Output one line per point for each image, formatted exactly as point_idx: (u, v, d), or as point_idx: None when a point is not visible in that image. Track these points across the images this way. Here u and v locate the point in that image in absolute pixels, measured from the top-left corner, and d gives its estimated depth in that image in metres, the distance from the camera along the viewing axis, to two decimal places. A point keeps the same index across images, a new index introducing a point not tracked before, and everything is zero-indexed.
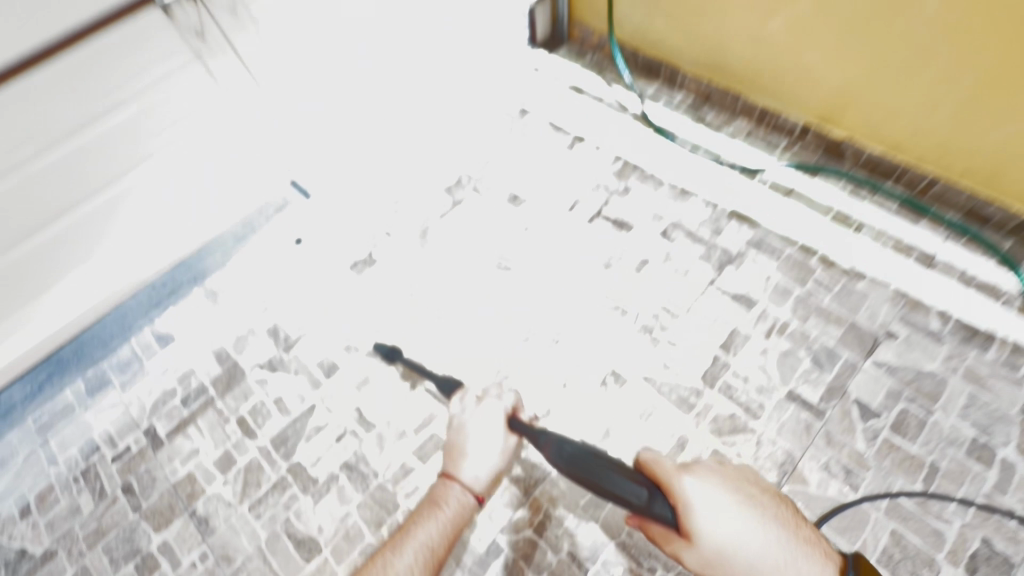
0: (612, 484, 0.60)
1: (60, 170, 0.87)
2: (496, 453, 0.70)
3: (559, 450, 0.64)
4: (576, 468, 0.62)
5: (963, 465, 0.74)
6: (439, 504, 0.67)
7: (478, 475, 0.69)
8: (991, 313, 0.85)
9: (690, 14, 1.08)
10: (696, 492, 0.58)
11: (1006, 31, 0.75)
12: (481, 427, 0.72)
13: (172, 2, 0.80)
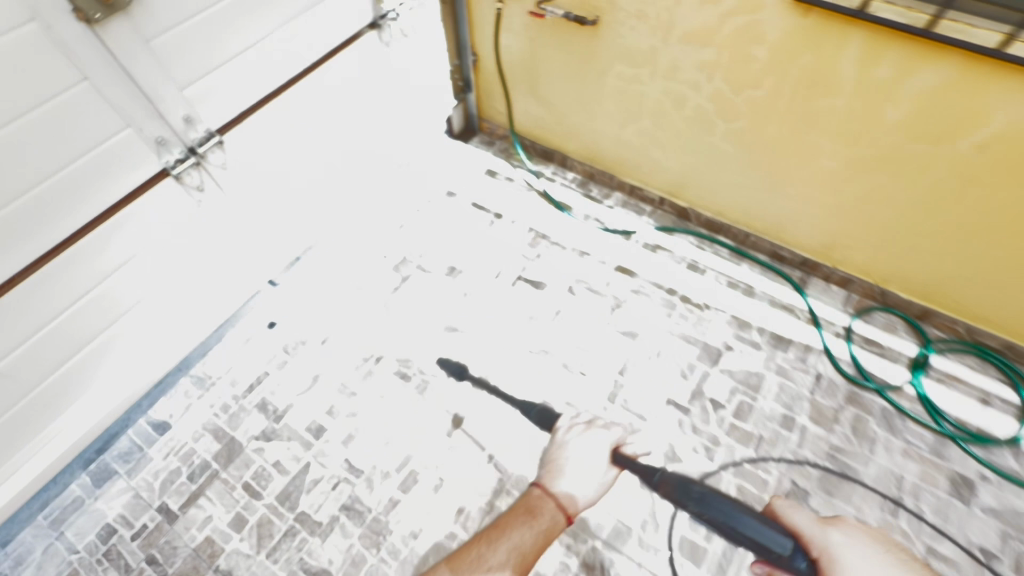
0: (748, 529, 0.73)
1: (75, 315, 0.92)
2: (591, 482, 0.94)
3: (685, 490, 0.79)
4: (708, 508, 0.77)
5: (779, 432, 1.10)
6: (535, 512, 0.89)
7: (572, 498, 0.92)
8: (790, 324, 1.24)
9: (569, 121, 1.42)
10: (840, 548, 0.71)
11: (762, 151, 1.13)
12: (582, 456, 0.96)
13: (183, 171, 0.95)
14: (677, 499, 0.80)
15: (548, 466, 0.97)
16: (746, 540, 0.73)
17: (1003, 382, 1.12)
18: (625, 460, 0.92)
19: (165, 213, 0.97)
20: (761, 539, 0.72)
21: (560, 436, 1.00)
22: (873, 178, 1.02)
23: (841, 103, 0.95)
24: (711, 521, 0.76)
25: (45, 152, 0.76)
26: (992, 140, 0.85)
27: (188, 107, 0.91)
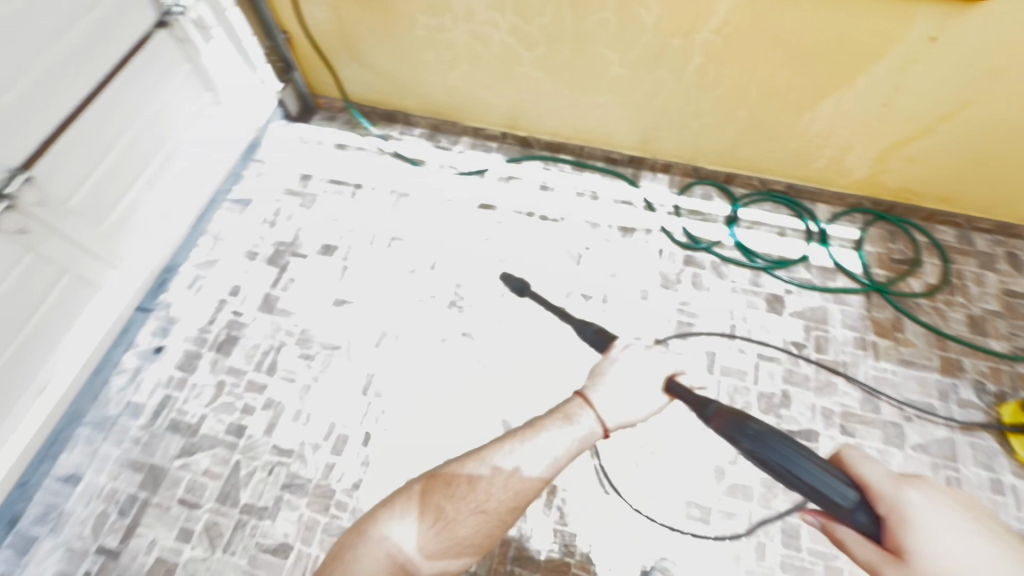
0: (804, 474, 0.61)
1: None
2: (639, 403, 0.86)
3: (738, 426, 0.68)
4: (763, 449, 0.65)
5: (639, 304, 1.31)
6: (571, 419, 0.85)
7: (613, 417, 0.86)
8: (633, 214, 1.44)
9: (399, 80, 1.46)
10: (922, 512, 0.57)
11: (569, 72, 1.27)
12: (632, 371, 0.89)
13: None
14: (730, 434, 0.68)
15: (594, 376, 0.91)
16: (799, 486, 0.62)
17: (792, 215, 1.41)
18: (683, 391, 0.81)
19: None
20: (817, 485, 0.61)
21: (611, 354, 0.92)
22: (655, 74, 1.21)
23: (610, 16, 1.10)
24: (768, 463, 0.65)
25: None
26: (722, 23, 1.05)
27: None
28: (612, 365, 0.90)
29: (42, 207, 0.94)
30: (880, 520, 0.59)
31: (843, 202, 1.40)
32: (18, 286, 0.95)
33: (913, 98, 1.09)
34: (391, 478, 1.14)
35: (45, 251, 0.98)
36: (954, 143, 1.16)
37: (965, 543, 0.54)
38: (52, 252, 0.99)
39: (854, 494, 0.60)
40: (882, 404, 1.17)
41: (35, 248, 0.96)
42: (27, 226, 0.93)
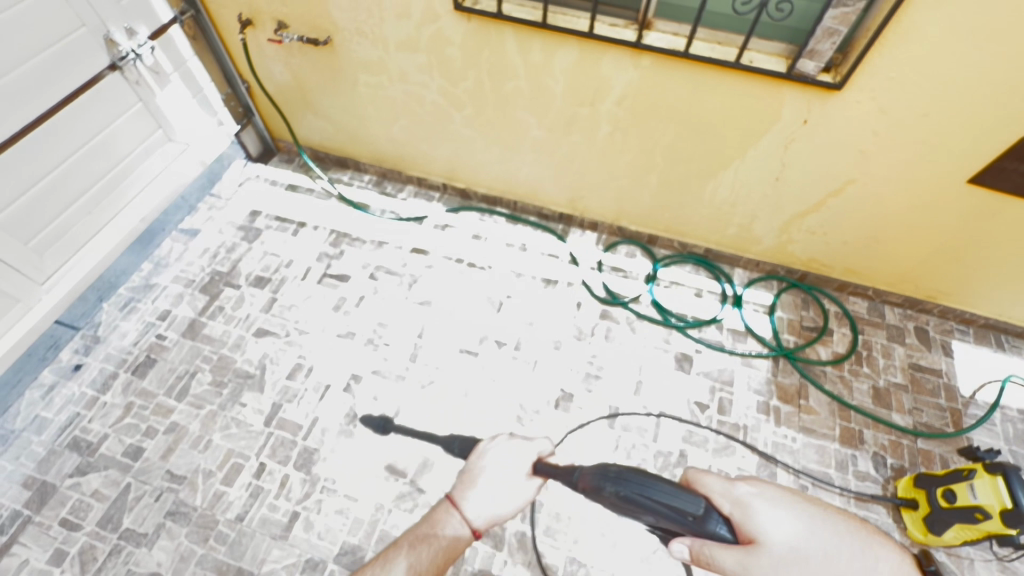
0: (660, 496, 0.67)
1: None
2: (508, 495, 0.77)
3: (602, 474, 0.72)
4: (625, 486, 0.69)
5: (551, 354, 1.33)
6: (435, 529, 0.73)
7: (482, 514, 0.74)
8: (557, 268, 1.49)
9: (348, 130, 1.56)
10: (753, 498, 0.66)
11: (494, 131, 1.36)
12: (501, 462, 0.79)
13: None
14: (595, 486, 0.71)
15: (462, 474, 0.80)
16: (657, 508, 0.67)
17: (710, 278, 1.46)
18: (547, 470, 0.78)
19: None
20: (670, 501, 0.66)
21: (478, 449, 0.82)
22: (570, 139, 1.30)
23: (523, 84, 1.20)
24: (630, 500, 0.68)
25: None
26: (621, 97, 1.14)
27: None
28: (482, 459, 0.80)
29: None
30: (729, 521, 0.65)
31: (759, 268, 1.45)
32: None
33: (801, 174, 1.16)
34: (276, 513, 1.12)
35: None
36: (847, 218, 1.22)
37: (788, 515, 0.64)
38: None
39: (703, 501, 0.66)
40: (779, 470, 1.16)
41: None
42: None
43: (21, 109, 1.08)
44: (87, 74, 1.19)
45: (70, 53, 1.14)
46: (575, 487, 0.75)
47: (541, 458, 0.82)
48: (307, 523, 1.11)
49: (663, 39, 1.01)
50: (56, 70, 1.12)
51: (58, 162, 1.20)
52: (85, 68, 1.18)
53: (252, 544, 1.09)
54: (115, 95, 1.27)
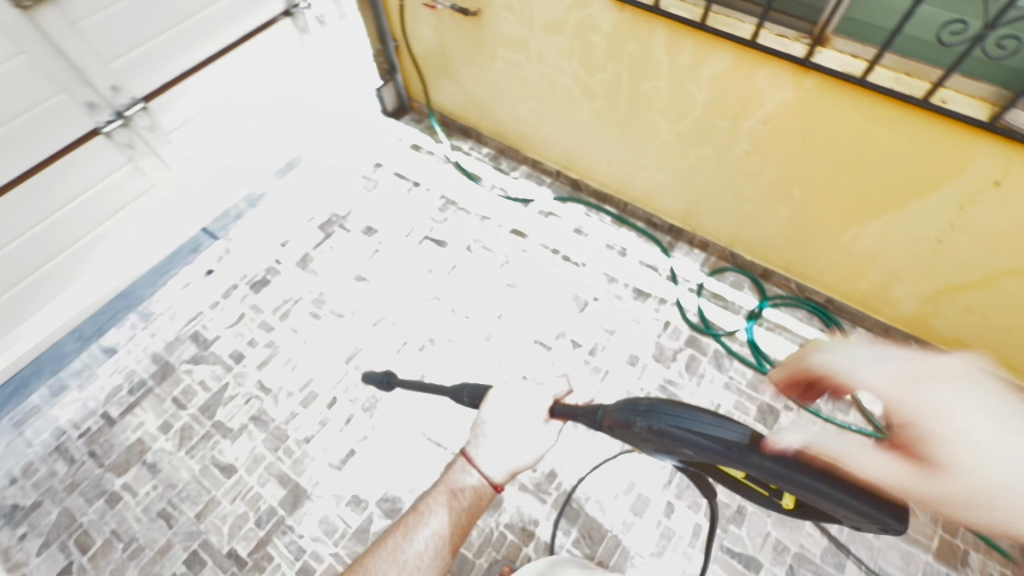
0: (699, 428, 0.56)
1: (34, 243, 1.21)
2: (527, 448, 0.71)
3: (630, 408, 0.62)
4: (658, 420, 0.59)
5: (625, 368, 1.29)
6: (453, 494, 0.70)
7: (500, 468, 0.71)
8: (653, 281, 1.41)
9: (478, 101, 1.59)
10: None
11: (621, 128, 1.31)
12: (511, 410, 0.71)
13: (111, 130, 1.21)
14: (622, 422, 0.61)
15: (476, 426, 0.73)
16: (696, 442, 0.56)
17: (823, 331, 1.30)
18: (566, 411, 0.70)
19: (97, 168, 1.23)
20: (711, 433, 0.56)
21: (487, 399, 0.73)
22: (699, 149, 1.20)
23: (663, 85, 1.13)
24: (664, 437, 0.58)
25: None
26: (770, 116, 1.03)
27: (113, 78, 1.16)
28: (491, 409, 0.72)
29: (151, 132, 1.30)
30: None
31: (886, 334, 1.27)
32: (115, 189, 1.30)
33: (971, 242, 0.97)
34: (337, 445, 1.22)
35: (143, 165, 1.32)
36: (1019, 305, 1.02)
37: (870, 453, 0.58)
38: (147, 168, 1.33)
39: (749, 431, 0.55)
40: (848, 563, 1.04)
41: (136, 162, 1.30)
42: (133, 143, 1.27)
43: (197, 48, 1.31)
44: (251, 28, 1.41)
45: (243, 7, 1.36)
46: (598, 428, 0.66)
47: (557, 399, 0.73)
48: (361, 461, 1.21)
49: (837, 60, 0.88)
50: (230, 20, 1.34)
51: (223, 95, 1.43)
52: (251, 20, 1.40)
53: (311, 465, 1.20)
54: (274, 43, 1.49)
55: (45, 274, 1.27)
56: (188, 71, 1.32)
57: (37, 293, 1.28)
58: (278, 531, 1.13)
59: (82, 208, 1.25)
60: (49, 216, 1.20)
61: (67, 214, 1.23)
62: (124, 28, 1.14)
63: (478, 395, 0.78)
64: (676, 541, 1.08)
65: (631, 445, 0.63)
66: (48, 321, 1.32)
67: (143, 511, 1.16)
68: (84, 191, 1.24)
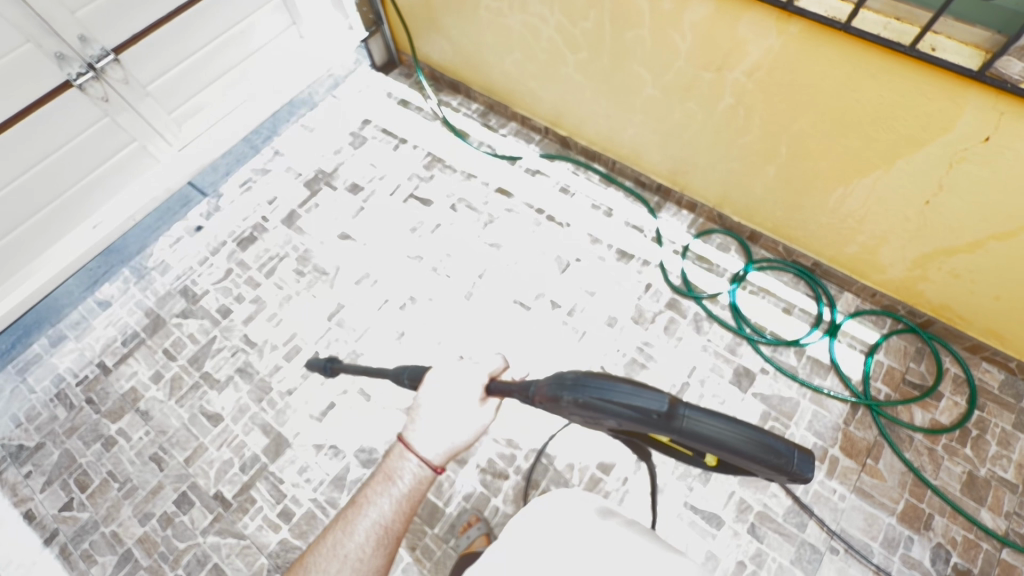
0: (619, 399, 0.58)
1: (18, 194, 1.26)
2: (460, 423, 0.74)
3: (558, 383, 0.63)
4: (583, 394, 0.60)
5: (603, 329, 1.28)
6: (393, 478, 0.72)
7: (437, 450, 0.73)
8: (638, 243, 1.39)
9: (465, 54, 1.53)
10: None
11: (606, 82, 1.25)
12: (445, 391, 0.75)
13: (84, 84, 1.23)
14: (551, 397, 0.63)
15: (411, 411, 0.76)
16: (621, 413, 0.58)
17: (808, 295, 1.28)
18: (500, 388, 0.74)
19: (71, 121, 1.26)
20: (631, 402, 0.57)
21: (423, 383, 0.78)
22: (685, 104, 1.15)
23: (645, 34, 1.07)
24: (589, 408, 0.60)
25: None
26: (755, 66, 0.97)
27: (80, 28, 1.18)
28: (425, 392, 0.76)
29: (125, 86, 1.32)
30: None
31: (873, 299, 1.24)
32: (93, 142, 1.33)
33: (960, 204, 0.93)
34: (318, 398, 1.26)
35: (120, 119, 1.35)
36: (1009, 269, 0.97)
37: None
38: (124, 121, 1.36)
39: (668, 397, 0.57)
40: (810, 523, 1.05)
41: (113, 116, 1.33)
42: (108, 96, 1.29)
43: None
44: None
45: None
46: (531, 402, 0.68)
47: (493, 377, 0.77)
48: (341, 412, 1.25)
49: (823, 4, 0.82)
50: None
51: (199, 47, 1.44)
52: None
53: (293, 416, 1.25)
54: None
55: (32, 224, 1.33)
56: (160, 21, 1.32)
57: (26, 241, 1.34)
58: (261, 476, 1.19)
59: (61, 160, 1.29)
60: (31, 168, 1.25)
61: (47, 166, 1.28)
62: None
63: (417, 376, 0.84)
64: (636, 496, 1.10)
65: (563, 417, 0.65)
66: (42, 272, 1.38)
67: (137, 454, 1.23)
68: (62, 145, 1.27)
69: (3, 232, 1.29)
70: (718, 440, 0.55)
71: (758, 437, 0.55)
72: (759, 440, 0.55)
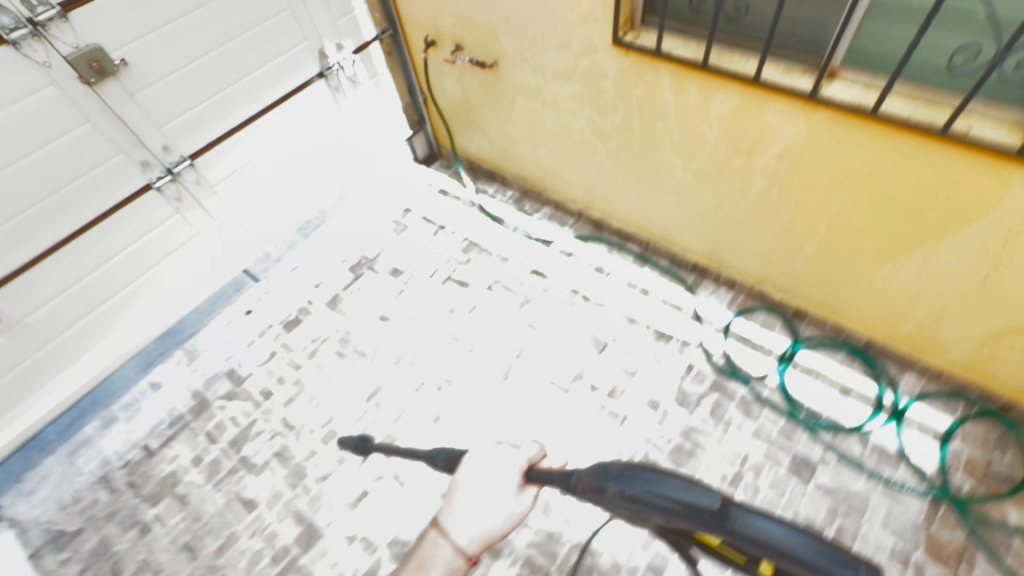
0: (666, 492, 0.52)
1: (92, 285, 1.31)
2: (494, 511, 0.70)
3: (604, 473, 0.59)
4: (629, 485, 0.55)
5: (643, 413, 1.23)
6: (426, 567, 0.68)
7: (471, 537, 0.70)
8: (676, 322, 1.36)
9: (502, 148, 1.64)
10: None
11: (637, 168, 1.31)
12: (481, 476, 0.72)
13: (161, 185, 1.32)
14: (595, 488, 0.59)
15: (448, 493, 0.73)
16: (668, 511, 0.51)
17: (865, 376, 1.20)
18: (540, 476, 0.70)
19: (147, 220, 1.34)
20: (676, 497, 0.51)
21: (461, 463, 0.75)
22: (716, 187, 1.18)
23: (673, 125, 1.12)
24: (637, 503, 0.54)
25: (59, 169, 1.13)
26: (784, 151, 1.00)
27: (164, 139, 1.28)
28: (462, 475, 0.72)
29: (197, 186, 1.40)
30: None
31: (939, 381, 1.16)
32: (165, 237, 1.40)
33: (1021, 280, 0.88)
34: (352, 484, 1.24)
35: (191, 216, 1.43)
36: None
37: None
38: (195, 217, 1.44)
39: (720, 495, 0.49)
40: None
41: (182, 213, 1.41)
42: (181, 196, 1.38)
43: (242, 107, 1.41)
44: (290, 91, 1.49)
45: (282, 62, 1.44)
46: (574, 492, 0.64)
47: (533, 463, 0.74)
48: (375, 502, 1.21)
49: (848, 91, 0.85)
50: (271, 74, 1.43)
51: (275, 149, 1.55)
52: (293, 77, 1.48)
53: (327, 504, 1.22)
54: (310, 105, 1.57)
55: (102, 312, 1.37)
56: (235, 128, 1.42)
57: (96, 330, 1.37)
58: (291, 569, 1.14)
59: (133, 253, 1.35)
60: (109, 261, 1.32)
61: (123, 258, 1.34)
62: (175, 94, 1.25)
63: (454, 459, 0.80)
64: None
65: (611, 512, 0.59)
66: (103, 355, 1.43)
67: (170, 542, 1.21)
68: (136, 238, 1.34)
69: (76, 320, 1.32)
70: (782, 552, 0.44)
71: (837, 556, 0.43)
72: (839, 559, 0.42)
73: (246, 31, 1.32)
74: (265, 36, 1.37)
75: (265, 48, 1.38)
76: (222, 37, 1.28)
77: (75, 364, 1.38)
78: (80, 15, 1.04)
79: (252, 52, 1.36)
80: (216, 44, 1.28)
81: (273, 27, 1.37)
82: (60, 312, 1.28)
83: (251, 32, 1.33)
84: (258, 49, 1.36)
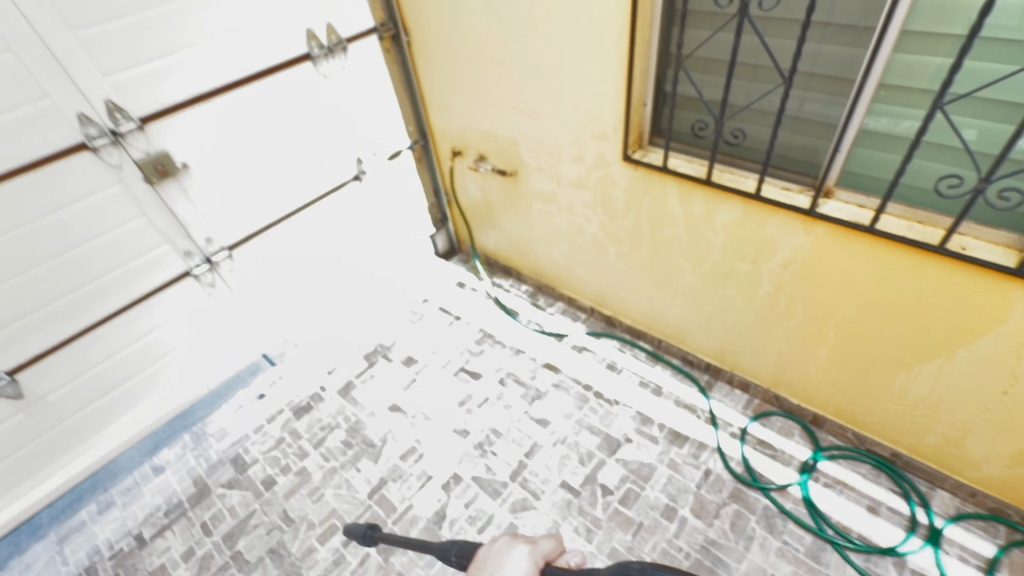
0: None
1: (114, 365, 1.34)
2: None
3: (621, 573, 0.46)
4: None
5: (659, 522, 1.17)
6: None
7: None
8: (690, 423, 1.33)
9: (519, 246, 1.74)
10: None
11: (648, 270, 1.36)
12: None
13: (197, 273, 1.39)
14: None
15: None
16: None
17: (893, 491, 1.14)
18: None
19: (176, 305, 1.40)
20: None
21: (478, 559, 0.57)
22: (725, 291, 1.22)
23: (681, 232, 1.19)
24: None
25: (101, 259, 1.22)
26: (788, 260, 1.04)
27: (208, 232, 1.37)
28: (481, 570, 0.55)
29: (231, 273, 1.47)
30: None
31: (975, 500, 1.09)
32: (191, 322, 1.45)
33: None
34: None
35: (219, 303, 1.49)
36: None
37: None
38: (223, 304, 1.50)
39: None
40: None
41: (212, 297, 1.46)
42: (215, 283, 1.45)
43: (285, 205, 1.52)
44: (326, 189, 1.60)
45: (326, 167, 1.56)
46: None
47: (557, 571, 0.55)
48: None
49: (843, 209, 0.91)
50: (315, 176, 1.55)
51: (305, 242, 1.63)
52: (334, 179, 1.60)
53: None
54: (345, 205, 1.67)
55: (118, 395, 1.38)
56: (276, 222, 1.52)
57: (112, 411, 1.39)
58: None
59: (159, 336, 1.40)
60: (134, 343, 1.36)
61: (148, 341, 1.38)
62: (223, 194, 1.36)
63: (467, 554, 0.70)
64: None
65: None
66: (112, 435, 1.42)
67: None
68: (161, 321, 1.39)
69: (89, 402, 1.33)
70: None
71: None
72: None
73: (297, 139, 1.46)
74: (314, 146, 1.51)
75: (312, 154, 1.51)
76: (275, 146, 1.42)
77: (88, 446, 1.38)
78: (156, 128, 1.18)
79: (300, 157, 1.49)
80: (269, 151, 1.41)
81: (321, 137, 1.51)
82: (81, 391, 1.31)
83: (302, 142, 1.47)
84: (306, 155, 1.50)
